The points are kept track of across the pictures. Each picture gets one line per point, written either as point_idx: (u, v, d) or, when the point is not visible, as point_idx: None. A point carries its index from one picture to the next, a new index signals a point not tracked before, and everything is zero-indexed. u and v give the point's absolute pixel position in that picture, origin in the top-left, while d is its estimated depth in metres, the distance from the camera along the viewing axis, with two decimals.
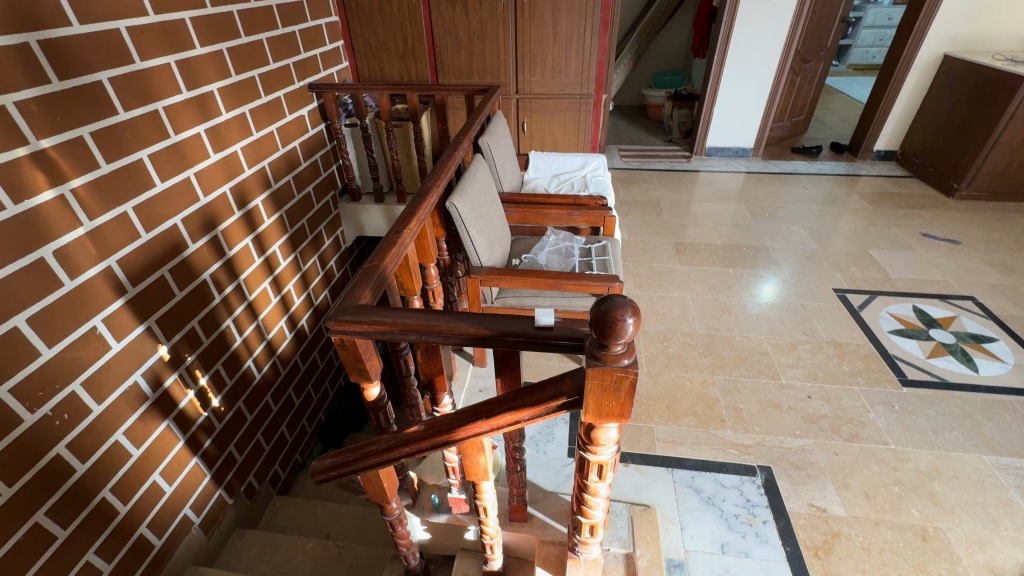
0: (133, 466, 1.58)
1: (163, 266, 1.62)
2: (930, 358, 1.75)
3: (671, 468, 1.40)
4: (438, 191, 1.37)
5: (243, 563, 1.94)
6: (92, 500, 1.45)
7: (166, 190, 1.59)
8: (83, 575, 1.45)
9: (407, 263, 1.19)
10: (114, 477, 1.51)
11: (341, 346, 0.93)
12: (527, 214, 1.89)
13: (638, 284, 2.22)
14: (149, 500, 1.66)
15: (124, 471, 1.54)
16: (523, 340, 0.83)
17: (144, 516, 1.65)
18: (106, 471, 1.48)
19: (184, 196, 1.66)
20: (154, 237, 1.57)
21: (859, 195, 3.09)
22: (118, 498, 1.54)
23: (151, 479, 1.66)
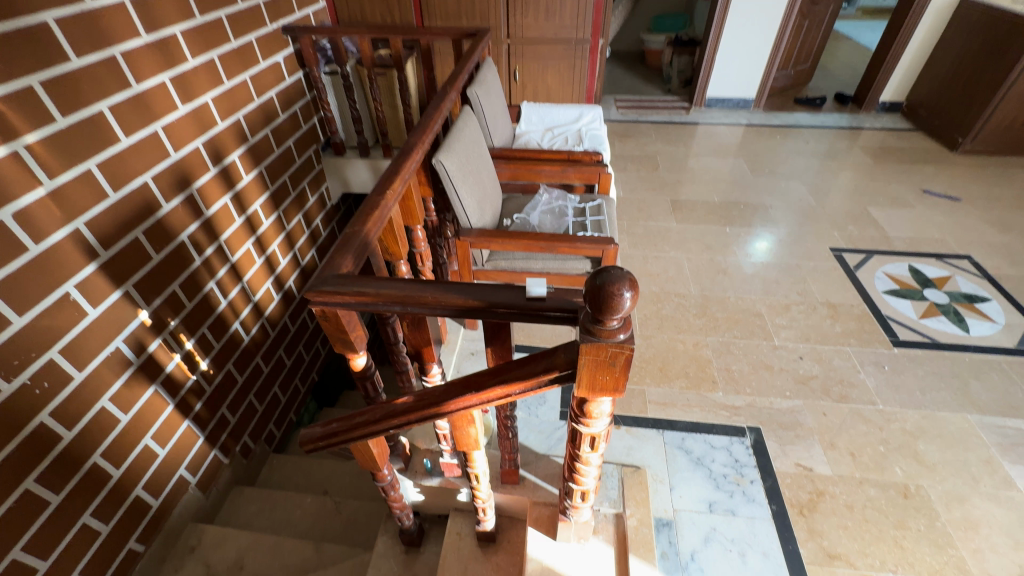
0: (122, 432, 1.56)
1: (137, 227, 1.54)
2: (923, 318, 1.74)
3: (662, 430, 1.40)
4: (424, 147, 1.28)
5: (242, 519, 1.98)
6: (83, 466, 1.44)
7: (133, 146, 1.49)
8: (81, 536, 1.47)
9: (392, 226, 1.13)
10: (104, 443, 1.50)
11: (323, 318, 0.89)
12: (519, 171, 1.81)
13: (632, 243, 2.17)
14: (142, 464, 1.66)
15: (113, 437, 1.53)
16: (515, 312, 0.79)
17: (138, 479, 1.66)
18: (95, 438, 1.47)
19: (153, 152, 1.56)
20: (123, 197, 1.47)
21: (861, 149, 3.00)
22: (110, 463, 1.53)
23: (143, 443, 1.66)
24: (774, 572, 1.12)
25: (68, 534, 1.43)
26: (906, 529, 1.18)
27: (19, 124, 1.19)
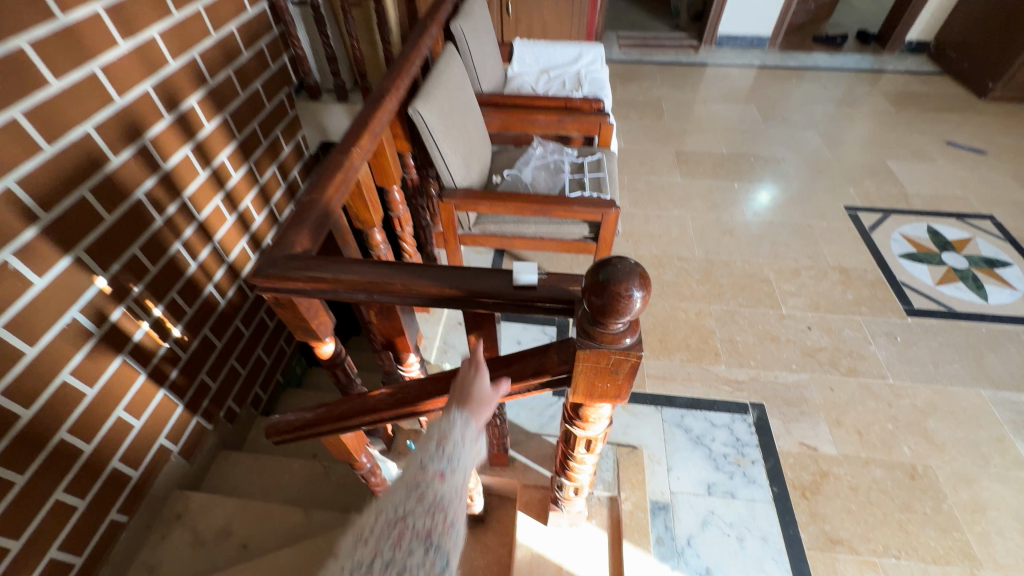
0: (90, 406, 1.44)
1: (83, 185, 1.32)
2: (939, 285, 1.63)
3: (660, 406, 1.33)
4: (398, 94, 1.11)
5: (231, 485, 1.92)
6: (49, 443, 1.33)
7: (68, 91, 1.25)
8: (55, 513, 1.39)
9: (361, 188, 0.98)
10: (71, 418, 1.39)
11: (277, 305, 0.76)
12: (509, 120, 1.62)
13: (633, 200, 2.01)
14: (116, 436, 1.55)
15: (81, 411, 1.41)
16: (502, 303, 0.67)
17: (115, 451, 1.56)
18: (60, 413, 1.35)
19: (93, 98, 1.32)
20: (63, 152, 1.26)
21: (882, 95, 2.78)
22: (80, 438, 1.43)
23: (116, 415, 1.54)
24: (773, 557, 1.08)
25: (41, 513, 1.35)
26: (912, 512, 1.13)
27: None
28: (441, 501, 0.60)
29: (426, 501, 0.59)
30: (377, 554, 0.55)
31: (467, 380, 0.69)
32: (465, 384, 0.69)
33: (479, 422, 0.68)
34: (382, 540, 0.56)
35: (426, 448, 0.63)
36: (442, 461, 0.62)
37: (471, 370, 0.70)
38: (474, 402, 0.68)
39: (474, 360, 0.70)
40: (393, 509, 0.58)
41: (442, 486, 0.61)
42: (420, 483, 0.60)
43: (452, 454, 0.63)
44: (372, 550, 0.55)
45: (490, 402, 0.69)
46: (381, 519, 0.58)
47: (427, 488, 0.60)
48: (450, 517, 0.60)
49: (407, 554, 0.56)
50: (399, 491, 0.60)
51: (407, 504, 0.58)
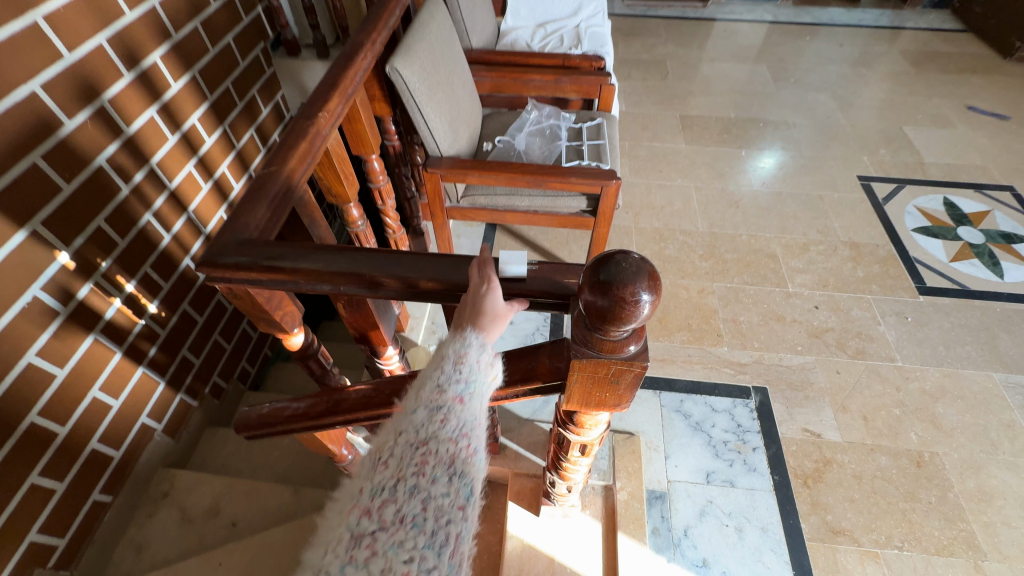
0: (62, 388, 1.24)
1: (34, 150, 1.11)
2: (953, 261, 1.55)
3: (660, 390, 1.27)
4: (374, 50, 0.98)
5: (219, 463, 1.68)
6: (19, 426, 1.15)
7: (6, 43, 1.03)
8: (30, 500, 1.20)
9: (331, 159, 0.88)
10: (41, 401, 1.19)
11: (231, 296, 0.66)
12: (502, 81, 1.47)
13: (634, 169, 1.90)
14: (94, 417, 1.34)
15: (50, 394, 1.21)
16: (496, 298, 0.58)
17: (93, 432, 1.35)
18: (26, 397, 1.15)
19: (37, 50, 1.09)
20: (6, 115, 1.04)
21: (899, 54, 2.61)
22: (54, 420, 1.23)
23: (91, 395, 1.33)
24: (772, 548, 1.04)
25: (14, 500, 1.16)
26: (916, 501, 1.10)
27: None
28: (463, 425, 0.54)
29: (447, 425, 0.53)
30: (399, 479, 0.50)
31: (475, 297, 0.55)
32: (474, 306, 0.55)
33: (495, 346, 0.58)
34: (403, 464, 0.50)
35: (440, 369, 0.56)
36: (460, 384, 0.55)
37: (479, 287, 0.55)
38: (486, 322, 0.55)
39: (483, 268, 0.56)
40: (412, 432, 0.52)
41: (461, 411, 0.55)
42: (438, 405, 0.54)
43: (471, 376, 0.56)
44: (393, 474, 0.50)
45: (505, 318, 0.56)
46: (400, 443, 0.52)
47: (448, 411, 0.54)
48: (473, 442, 0.54)
49: (430, 479, 0.50)
50: (415, 415, 0.54)
51: (426, 427, 0.53)
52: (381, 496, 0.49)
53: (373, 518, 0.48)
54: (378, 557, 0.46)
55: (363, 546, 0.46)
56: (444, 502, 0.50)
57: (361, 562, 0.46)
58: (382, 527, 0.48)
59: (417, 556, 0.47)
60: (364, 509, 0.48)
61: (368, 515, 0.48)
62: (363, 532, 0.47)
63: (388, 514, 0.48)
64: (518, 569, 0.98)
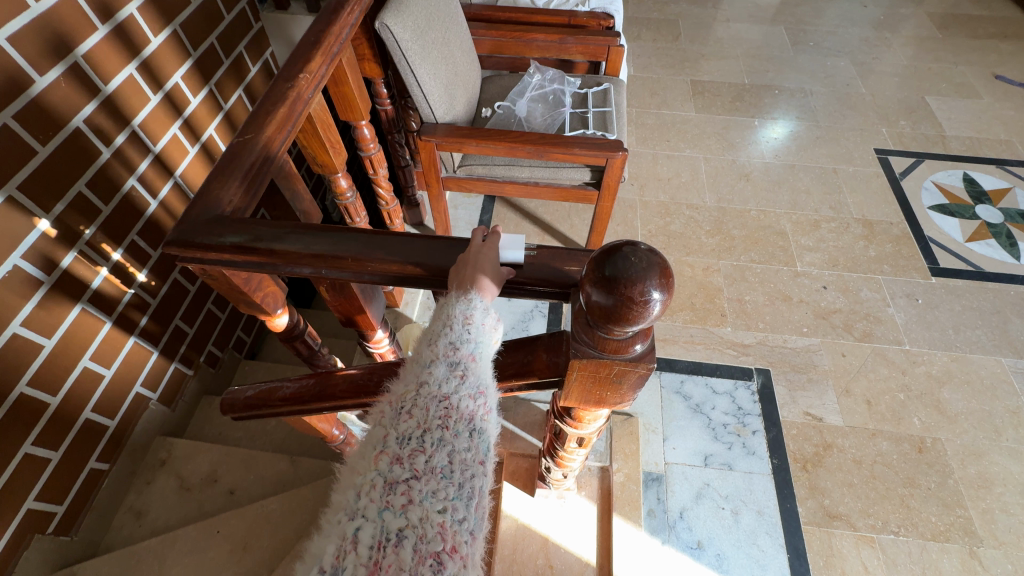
0: (51, 358, 1.21)
1: (5, 110, 1.03)
2: (969, 242, 1.50)
3: (660, 371, 1.24)
4: (361, 4, 0.89)
5: (218, 430, 1.67)
6: (8, 398, 1.12)
7: None
8: (23, 470, 1.19)
9: (314, 126, 0.81)
10: (30, 371, 1.16)
11: (207, 277, 0.61)
12: (504, 40, 1.37)
13: (641, 137, 1.81)
14: (86, 388, 1.32)
15: (39, 365, 1.18)
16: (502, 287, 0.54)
17: (86, 403, 1.33)
18: (13, 367, 1.12)
19: None
20: None
21: (926, 17, 2.46)
22: (45, 391, 1.21)
23: (81, 365, 1.29)
24: (767, 531, 1.04)
25: (8, 470, 1.15)
26: (915, 487, 1.09)
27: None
28: (481, 381, 0.50)
29: (466, 380, 0.49)
30: (425, 430, 0.46)
31: (479, 255, 0.51)
32: (480, 264, 0.51)
33: (496, 312, 0.53)
34: (428, 416, 0.46)
35: (451, 323, 0.51)
36: (472, 343, 0.51)
37: (482, 246, 0.52)
38: (492, 279, 0.51)
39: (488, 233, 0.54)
40: (433, 385, 0.48)
41: (477, 368, 0.50)
42: (455, 361, 0.50)
43: (481, 334, 0.52)
44: (418, 424, 0.46)
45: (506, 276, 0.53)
46: (422, 395, 0.48)
47: (466, 367, 0.49)
48: (490, 398, 0.50)
49: (455, 433, 0.46)
50: (434, 368, 0.49)
51: (447, 381, 0.48)
52: (409, 446, 0.45)
53: (404, 466, 0.44)
54: (414, 505, 0.42)
55: (398, 493, 0.43)
56: (468, 456, 0.46)
57: (397, 509, 0.42)
58: (414, 476, 0.44)
59: (450, 507, 0.43)
60: (394, 457, 0.44)
61: (398, 463, 0.44)
62: (395, 479, 0.43)
63: (419, 463, 0.44)
64: (511, 549, 0.97)
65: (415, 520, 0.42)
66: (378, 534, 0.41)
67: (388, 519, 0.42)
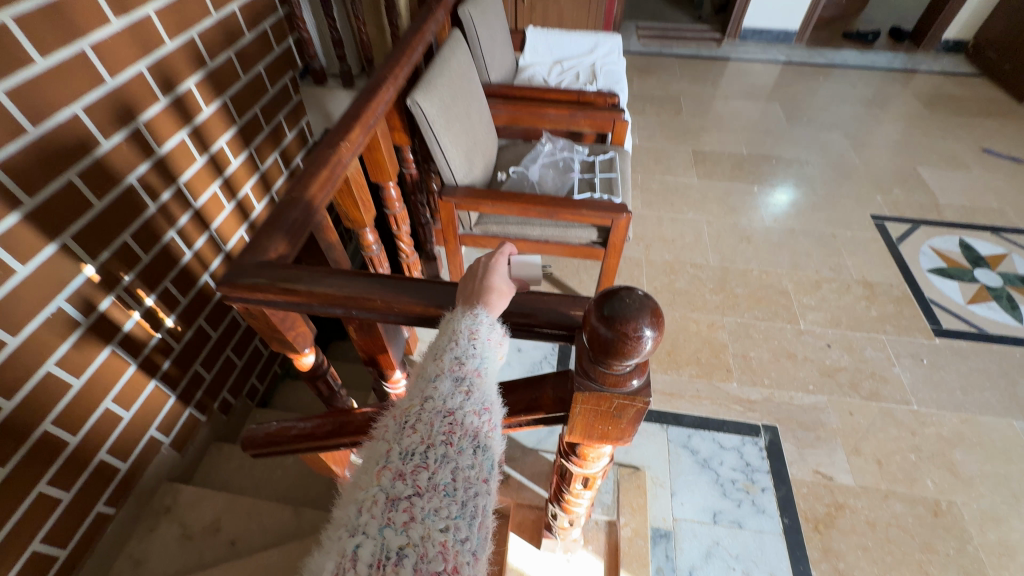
0: (77, 398, 1.27)
1: (71, 168, 1.16)
2: (970, 304, 1.53)
3: (666, 425, 1.25)
4: (396, 83, 1.03)
5: (224, 478, 1.68)
6: (31, 435, 1.17)
7: (56, 71, 1.10)
8: (35, 509, 1.21)
9: (351, 186, 0.91)
10: (57, 409, 1.22)
11: (248, 315, 0.68)
12: (519, 114, 1.52)
13: (646, 201, 1.92)
14: (105, 429, 1.36)
15: (65, 404, 1.24)
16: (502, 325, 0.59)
17: (103, 443, 1.37)
18: (42, 405, 1.18)
19: (83, 77, 1.16)
20: (47, 134, 1.10)
21: (913, 97, 2.63)
22: (66, 430, 1.25)
23: (103, 406, 1.35)
24: None
25: (21, 507, 1.18)
26: (933, 553, 1.05)
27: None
28: (486, 399, 0.53)
29: (471, 397, 0.52)
30: (429, 446, 0.48)
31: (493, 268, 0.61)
32: (486, 275, 0.59)
33: (503, 324, 0.57)
34: (432, 431, 0.49)
35: (455, 337, 0.54)
36: (476, 358, 0.53)
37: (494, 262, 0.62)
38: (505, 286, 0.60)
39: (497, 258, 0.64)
40: (439, 399, 0.51)
41: (481, 384, 0.53)
42: (460, 376, 0.53)
43: (486, 350, 0.54)
44: (422, 440, 0.49)
45: (513, 297, 0.60)
46: (427, 409, 0.51)
47: (471, 383, 0.53)
48: (494, 415, 0.54)
49: (458, 450, 0.49)
50: (439, 383, 0.52)
51: (452, 396, 0.51)
52: (412, 462, 0.48)
53: (407, 482, 0.46)
54: (415, 524, 0.45)
55: (400, 510, 0.45)
56: (470, 473, 0.49)
57: (398, 526, 0.44)
58: (417, 492, 0.46)
59: (452, 526, 0.46)
60: (397, 473, 0.47)
61: (402, 479, 0.47)
62: (398, 495, 0.46)
63: (423, 479, 0.47)
64: None
65: (417, 538, 0.44)
66: (378, 552, 0.43)
67: (389, 537, 0.44)
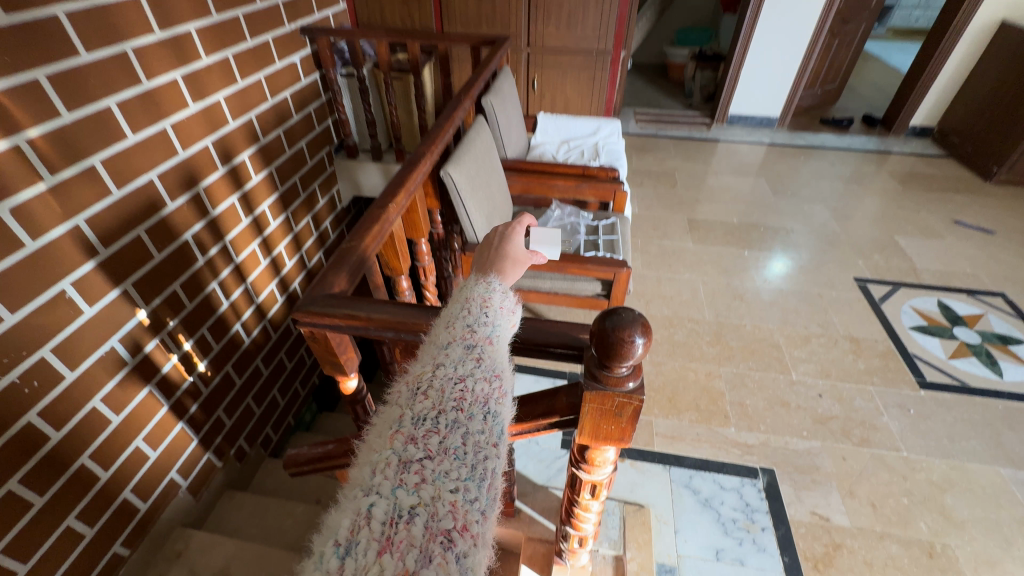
0: (114, 434, 1.35)
1: (141, 225, 1.36)
2: (952, 358, 1.64)
3: (669, 466, 1.33)
4: (432, 157, 1.24)
5: (232, 526, 1.69)
6: (70, 467, 1.24)
7: (141, 144, 1.32)
8: (62, 543, 1.26)
9: (394, 239, 1.08)
10: (94, 444, 1.30)
11: (312, 339, 0.83)
12: (531, 184, 1.74)
13: (645, 262, 2.10)
14: (132, 467, 1.43)
15: (103, 439, 1.32)
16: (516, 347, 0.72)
17: (128, 480, 1.43)
18: (85, 439, 1.27)
19: (161, 149, 1.39)
20: (127, 195, 1.30)
21: (888, 175, 2.89)
22: (99, 464, 1.32)
23: (134, 444, 1.43)
24: None
25: (50, 538, 1.22)
26: None
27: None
28: (495, 366, 0.57)
29: (482, 364, 0.56)
30: (440, 412, 0.51)
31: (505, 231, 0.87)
32: (504, 242, 0.83)
33: (514, 292, 0.68)
34: (443, 398, 0.52)
35: (472, 302, 0.63)
36: (488, 327, 0.61)
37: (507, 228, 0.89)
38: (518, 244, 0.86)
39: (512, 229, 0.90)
40: (450, 366, 0.55)
41: (491, 352, 0.58)
42: (471, 344, 0.58)
43: (496, 321, 0.62)
44: (433, 406, 0.51)
45: (528, 262, 0.83)
46: (439, 375, 0.54)
47: (482, 350, 0.58)
48: (503, 382, 0.57)
49: (468, 416, 0.52)
50: (451, 350, 0.57)
51: (463, 364, 0.55)
52: (424, 427, 0.50)
53: (419, 446, 0.48)
54: (426, 485, 0.46)
55: (411, 472, 0.46)
56: (481, 438, 0.51)
57: (410, 487, 0.45)
58: (428, 455, 0.48)
59: (462, 487, 0.47)
60: (409, 437, 0.49)
61: (413, 443, 0.49)
62: (410, 458, 0.47)
63: (433, 443, 0.49)
64: None
65: (428, 498, 0.45)
66: (390, 511, 0.44)
67: (401, 497, 0.45)
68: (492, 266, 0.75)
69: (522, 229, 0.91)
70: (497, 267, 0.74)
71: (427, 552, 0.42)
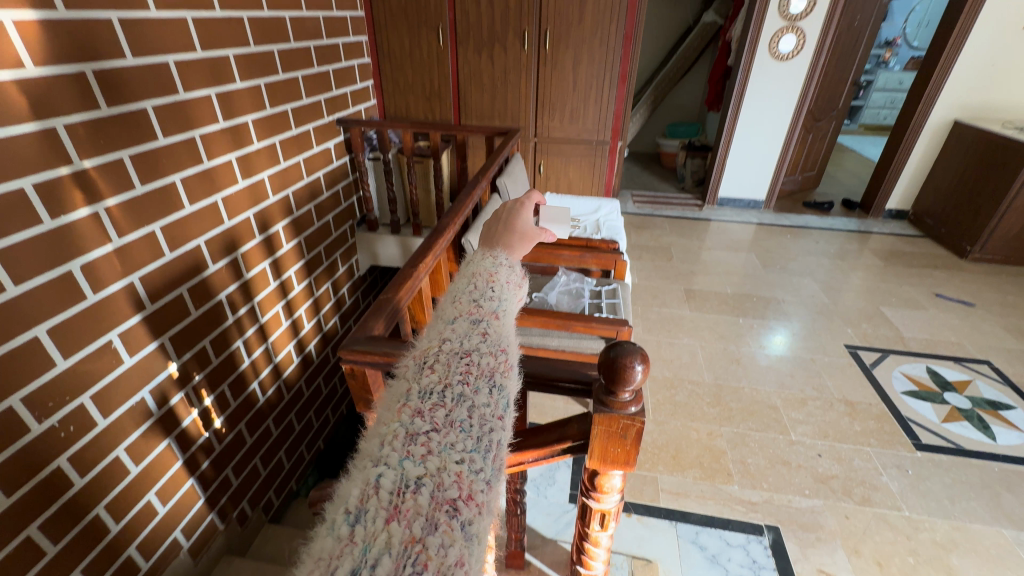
0: (131, 485, 1.38)
1: (183, 283, 1.50)
2: (945, 422, 1.70)
3: (675, 521, 1.36)
4: (454, 227, 1.41)
5: None
6: (86, 516, 1.25)
7: (195, 213, 1.51)
8: None
9: (420, 295, 1.22)
10: (110, 494, 1.32)
11: (351, 375, 0.94)
12: (539, 253, 1.91)
13: (646, 328, 2.22)
14: (141, 521, 1.43)
15: (119, 490, 1.34)
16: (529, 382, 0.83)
17: (135, 536, 1.42)
18: (104, 488, 1.29)
19: (209, 217, 1.57)
20: (176, 257, 1.46)
21: (871, 252, 3.09)
22: (112, 516, 1.33)
23: (146, 497, 1.44)
24: None
25: None
26: None
27: (79, 148, 1.16)
28: (499, 342, 0.66)
29: (486, 340, 0.65)
30: (446, 386, 0.57)
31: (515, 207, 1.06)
32: (513, 222, 0.99)
33: (519, 269, 0.83)
34: (449, 372, 0.59)
35: (480, 277, 0.77)
36: (494, 303, 0.72)
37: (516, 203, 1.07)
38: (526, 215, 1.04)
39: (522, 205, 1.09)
40: (456, 343, 0.63)
41: (496, 327, 0.68)
42: (477, 320, 0.67)
43: (501, 295, 0.74)
44: (439, 380, 0.58)
45: (537, 239, 0.99)
46: (445, 351, 0.62)
47: (486, 327, 0.67)
48: (508, 356, 0.65)
49: (473, 390, 0.58)
50: (457, 324, 0.66)
51: (469, 341, 0.63)
52: (430, 401, 0.55)
53: (426, 420, 0.53)
54: (432, 456, 0.50)
55: (418, 444, 0.51)
56: (486, 411, 0.57)
57: (417, 459, 0.50)
58: (434, 428, 0.53)
59: (467, 458, 0.52)
60: (416, 411, 0.54)
61: (420, 417, 0.54)
62: (417, 431, 0.52)
63: (439, 417, 0.54)
64: None
65: (434, 470, 0.49)
66: (398, 482, 0.48)
67: (408, 468, 0.49)
68: (501, 241, 0.89)
69: (531, 204, 1.10)
70: (505, 243, 0.89)
71: (433, 520, 0.45)
